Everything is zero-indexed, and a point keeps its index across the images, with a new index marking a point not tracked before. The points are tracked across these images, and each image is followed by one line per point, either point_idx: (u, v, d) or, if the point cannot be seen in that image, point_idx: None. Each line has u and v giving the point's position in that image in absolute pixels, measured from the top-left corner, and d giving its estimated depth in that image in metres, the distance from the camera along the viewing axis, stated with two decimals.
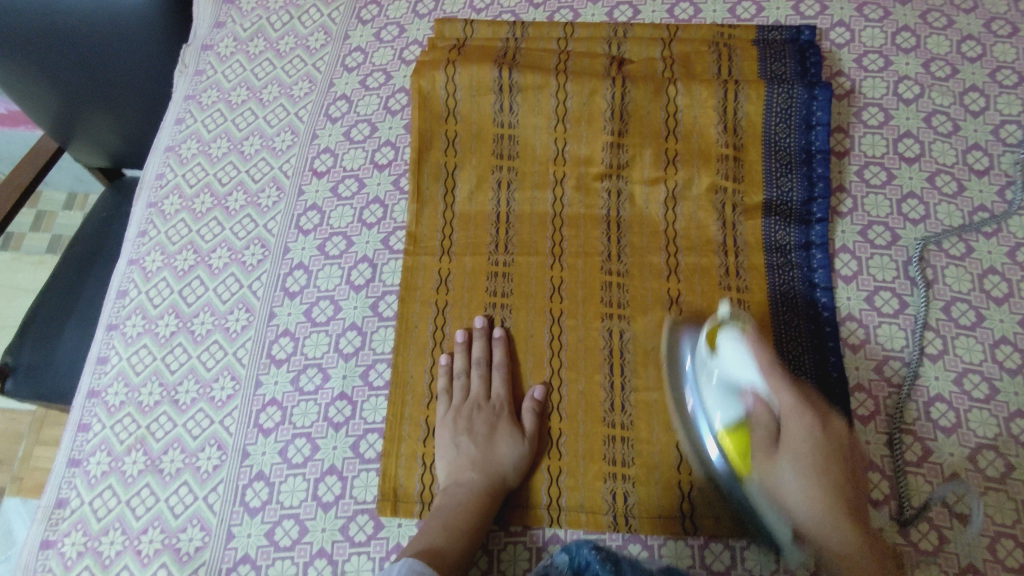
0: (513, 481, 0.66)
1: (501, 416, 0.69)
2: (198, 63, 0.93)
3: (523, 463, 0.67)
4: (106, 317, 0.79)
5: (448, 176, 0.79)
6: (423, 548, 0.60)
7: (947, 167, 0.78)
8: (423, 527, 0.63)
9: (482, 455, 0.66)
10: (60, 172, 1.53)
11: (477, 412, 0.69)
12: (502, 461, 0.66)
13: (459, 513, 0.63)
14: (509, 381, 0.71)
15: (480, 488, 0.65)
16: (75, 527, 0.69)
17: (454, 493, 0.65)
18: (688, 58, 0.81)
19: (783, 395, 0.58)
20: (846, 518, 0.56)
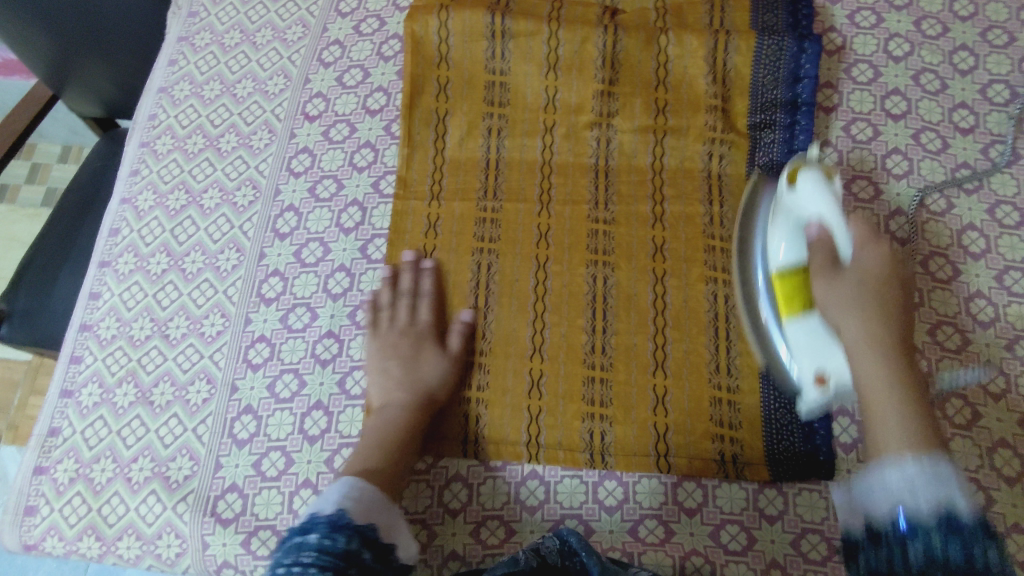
0: (441, 396, 0.69)
1: (425, 339, 0.71)
2: (191, 5, 0.92)
3: (451, 377, 0.69)
4: (98, 254, 0.80)
5: (439, 122, 0.80)
6: (358, 467, 0.61)
7: (932, 125, 0.79)
8: (360, 447, 0.64)
9: (409, 375, 0.68)
10: (54, 123, 1.53)
11: (403, 335, 0.71)
12: (430, 377, 0.69)
13: (392, 430, 0.65)
14: (436, 309, 0.73)
15: (413, 406, 0.67)
16: (68, 454, 0.70)
17: (386, 413, 0.66)
18: (681, 8, 0.81)
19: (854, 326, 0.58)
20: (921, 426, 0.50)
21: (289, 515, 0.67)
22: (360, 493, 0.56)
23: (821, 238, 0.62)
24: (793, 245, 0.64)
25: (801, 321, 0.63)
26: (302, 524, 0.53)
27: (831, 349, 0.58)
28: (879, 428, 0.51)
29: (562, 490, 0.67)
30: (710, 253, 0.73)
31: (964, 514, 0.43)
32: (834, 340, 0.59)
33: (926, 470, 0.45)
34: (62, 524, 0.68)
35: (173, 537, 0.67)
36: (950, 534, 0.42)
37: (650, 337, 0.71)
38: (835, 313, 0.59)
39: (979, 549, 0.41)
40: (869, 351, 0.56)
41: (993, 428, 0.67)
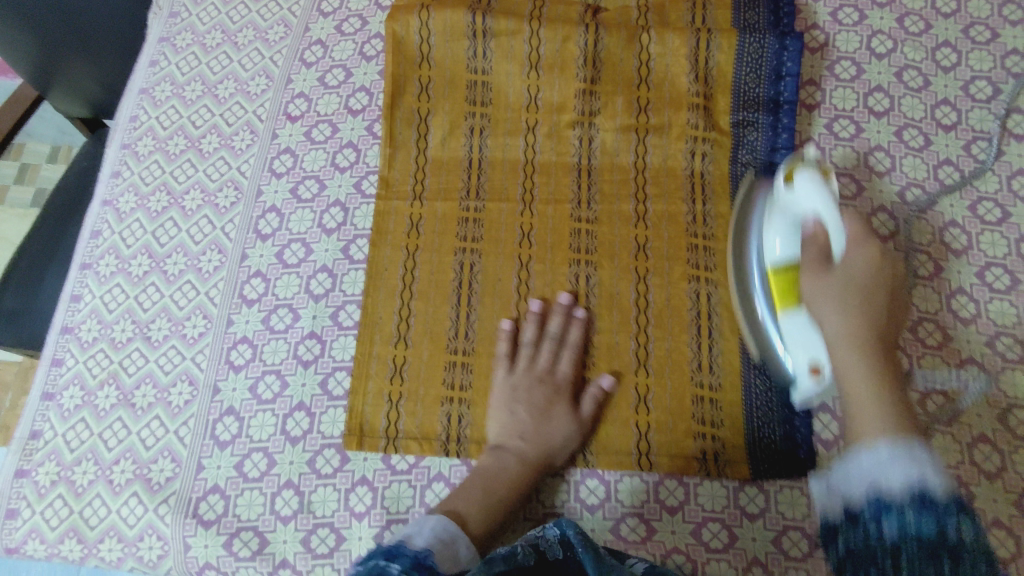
0: (488, 426, 0.69)
1: (548, 388, 0.69)
2: (172, 5, 0.92)
3: (578, 438, 0.67)
4: (80, 256, 0.79)
5: (421, 122, 0.79)
6: (449, 512, 0.62)
7: (915, 122, 0.79)
8: (464, 486, 0.64)
9: (537, 428, 0.67)
10: (42, 124, 1.52)
11: (530, 380, 0.69)
12: (555, 439, 0.67)
13: (506, 485, 0.64)
14: (577, 361, 0.70)
15: (469, 440, 0.67)
16: (49, 457, 0.70)
17: (500, 459, 0.66)
18: (663, 6, 0.81)
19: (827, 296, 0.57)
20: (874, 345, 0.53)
21: (271, 516, 0.67)
22: (447, 547, 0.56)
23: (816, 236, 0.59)
24: (802, 176, 0.60)
25: (787, 237, 0.63)
26: (378, 552, 0.51)
27: (812, 254, 0.59)
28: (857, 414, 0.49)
29: (545, 488, 0.68)
30: (692, 251, 0.73)
31: (937, 492, 0.42)
32: (810, 314, 0.60)
33: (897, 449, 0.44)
34: (44, 527, 0.68)
35: (154, 539, 0.66)
36: (923, 510, 0.41)
37: (632, 336, 0.71)
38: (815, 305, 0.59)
39: (949, 526, 0.40)
40: (831, 316, 0.55)
41: (974, 424, 0.67)
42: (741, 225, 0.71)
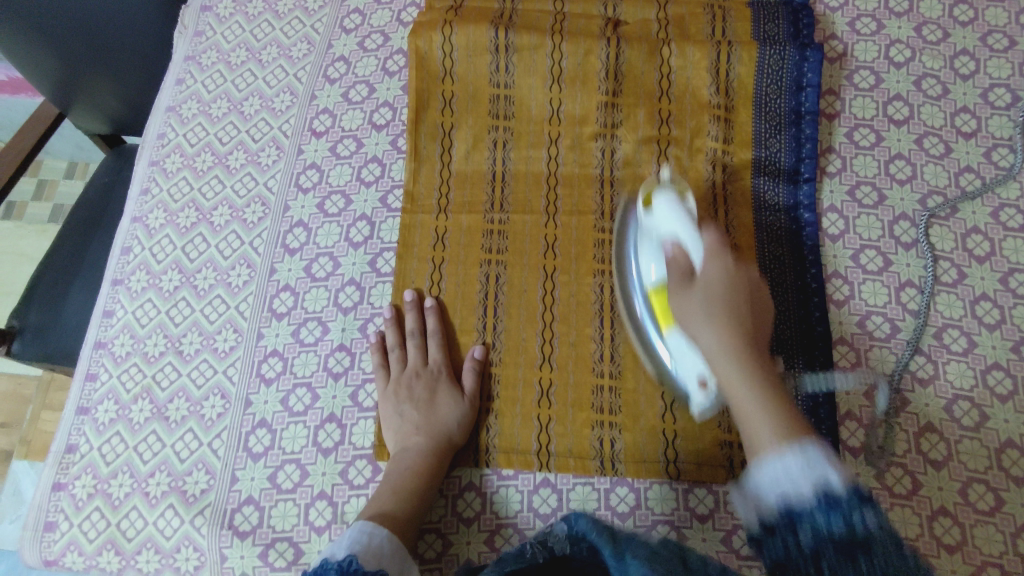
0: (459, 438, 0.69)
1: (440, 379, 0.71)
2: (197, 24, 0.93)
3: (467, 419, 0.69)
4: (111, 272, 0.81)
5: (445, 136, 0.81)
6: (375, 513, 0.62)
7: (934, 129, 0.80)
8: (377, 493, 0.65)
9: (426, 418, 0.69)
10: (61, 141, 1.54)
11: (417, 379, 0.71)
12: (446, 420, 0.69)
13: (407, 477, 0.65)
14: (446, 348, 0.73)
15: (428, 451, 0.67)
16: (85, 470, 0.71)
17: (403, 458, 0.66)
18: (683, 19, 0.82)
19: (713, 266, 0.59)
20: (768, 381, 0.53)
21: (305, 527, 0.67)
22: (371, 538, 0.58)
23: (675, 256, 0.63)
24: (660, 199, 0.66)
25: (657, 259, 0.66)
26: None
27: (674, 276, 0.62)
28: (749, 428, 0.51)
29: (575, 497, 0.68)
30: None
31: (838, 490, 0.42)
32: (675, 263, 0.63)
33: (802, 461, 0.45)
34: (82, 539, 0.69)
35: (190, 550, 0.67)
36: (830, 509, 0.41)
37: None
38: (681, 253, 0.63)
39: (858, 517, 0.41)
40: (716, 269, 0.59)
41: (1002, 429, 0.67)
42: (620, 261, 0.73)
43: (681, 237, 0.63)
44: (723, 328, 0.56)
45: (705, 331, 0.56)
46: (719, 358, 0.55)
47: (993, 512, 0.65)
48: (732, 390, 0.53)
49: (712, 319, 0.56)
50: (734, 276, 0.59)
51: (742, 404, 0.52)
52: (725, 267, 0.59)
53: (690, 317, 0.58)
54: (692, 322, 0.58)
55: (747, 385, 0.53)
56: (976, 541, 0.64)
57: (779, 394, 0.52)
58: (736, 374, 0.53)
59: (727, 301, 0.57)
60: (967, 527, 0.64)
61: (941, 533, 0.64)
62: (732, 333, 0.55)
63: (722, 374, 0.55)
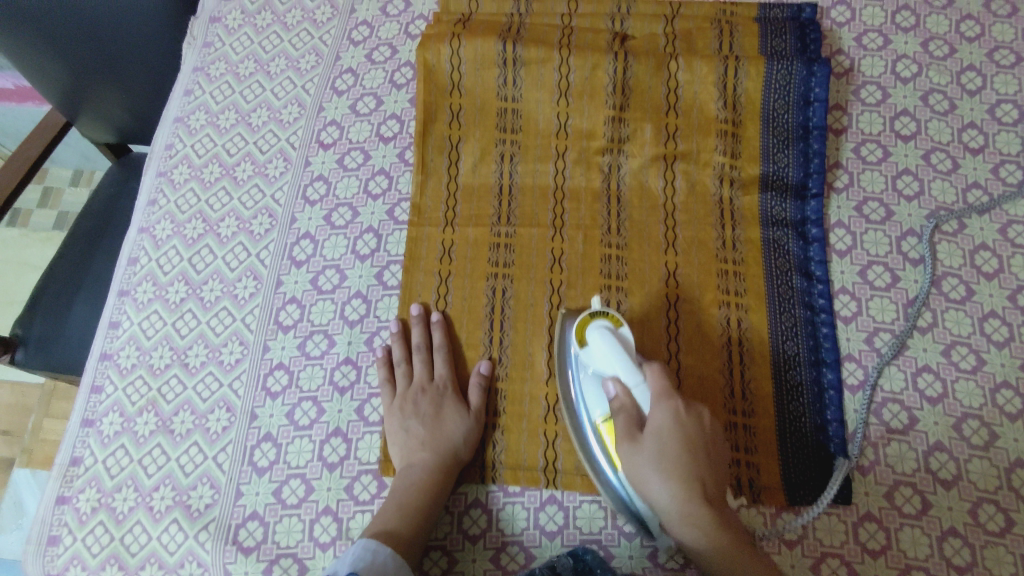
0: (465, 454, 0.68)
1: (446, 394, 0.71)
2: (205, 35, 0.93)
3: (473, 435, 0.69)
4: (118, 283, 0.81)
5: (452, 149, 0.80)
6: (379, 530, 0.62)
7: (942, 145, 0.80)
8: (383, 509, 0.64)
9: (431, 434, 0.68)
10: (66, 149, 1.54)
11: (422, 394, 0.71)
12: (452, 435, 0.68)
13: (413, 492, 0.65)
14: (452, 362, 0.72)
15: (433, 468, 0.66)
16: (90, 484, 0.71)
17: (408, 474, 0.66)
18: (690, 33, 0.82)
19: (659, 412, 0.58)
20: (703, 510, 0.55)
21: (310, 543, 0.67)
22: (372, 558, 0.58)
23: (621, 400, 0.61)
24: (595, 332, 0.65)
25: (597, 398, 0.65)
26: None
27: (623, 423, 0.60)
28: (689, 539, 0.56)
29: (581, 515, 0.68)
30: (724, 277, 0.74)
31: None
32: (622, 406, 0.61)
33: None
34: (85, 554, 0.68)
35: (195, 566, 0.67)
36: None
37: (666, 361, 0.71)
38: (625, 395, 0.61)
39: None
40: (662, 412, 0.58)
41: (1011, 448, 0.67)
42: (563, 340, 0.70)
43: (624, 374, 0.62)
44: (670, 482, 0.56)
45: (657, 487, 0.56)
46: (675, 509, 0.55)
47: (1003, 532, 0.64)
48: (671, 524, 0.56)
49: (664, 471, 0.56)
50: (677, 427, 0.57)
51: (677, 532, 0.56)
52: (672, 413, 0.58)
53: (642, 465, 0.57)
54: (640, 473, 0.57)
55: (692, 535, 0.55)
56: (986, 561, 0.63)
57: (720, 524, 0.55)
58: (677, 521, 0.56)
59: (674, 456, 0.56)
60: (976, 548, 0.64)
61: (950, 553, 0.64)
62: (686, 487, 0.55)
63: (680, 535, 0.56)
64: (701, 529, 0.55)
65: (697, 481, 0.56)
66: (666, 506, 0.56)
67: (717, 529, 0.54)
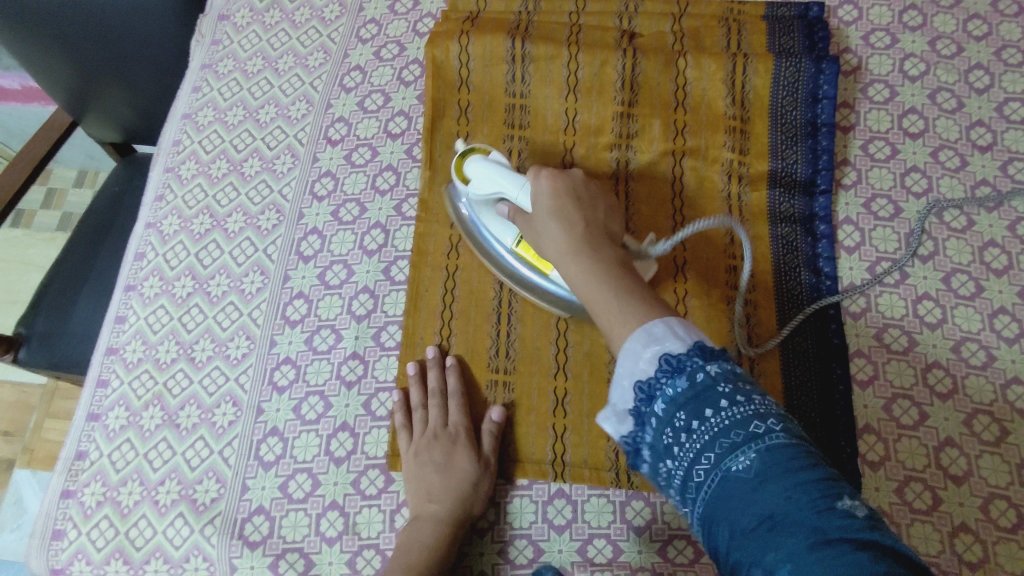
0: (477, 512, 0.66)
1: (458, 441, 0.68)
2: (214, 33, 0.94)
3: (483, 486, 0.67)
4: (124, 278, 0.80)
5: (460, 145, 0.80)
6: None
7: (950, 143, 0.80)
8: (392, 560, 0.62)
9: (445, 482, 0.66)
10: (71, 150, 1.55)
11: (431, 442, 0.68)
12: (463, 481, 0.66)
13: (422, 556, 0.61)
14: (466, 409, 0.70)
15: (442, 524, 0.63)
16: (95, 478, 0.71)
17: (415, 530, 0.63)
18: (698, 31, 0.82)
19: (539, 196, 0.64)
20: (631, 297, 0.54)
21: (316, 538, 0.67)
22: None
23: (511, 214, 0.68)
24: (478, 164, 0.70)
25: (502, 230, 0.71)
26: None
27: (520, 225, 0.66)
28: (607, 322, 0.54)
29: (590, 509, 0.67)
30: (732, 272, 0.74)
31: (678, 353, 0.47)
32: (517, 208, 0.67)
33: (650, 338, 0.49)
34: (90, 548, 0.68)
35: (200, 560, 0.66)
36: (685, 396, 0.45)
37: None
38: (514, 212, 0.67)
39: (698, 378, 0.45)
40: (542, 191, 0.64)
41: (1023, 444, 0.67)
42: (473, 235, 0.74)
43: (507, 189, 0.68)
44: (563, 225, 0.61)
45: (550, 235, 0.61)
46: (570, 265, 0.59)
47: (1016, 529, 0.64)
48: (596, 312, 0.55)
49: (555, 212, 0.62)
50: (562, 179, 0.64)
51: (600, 312, 0.55)
52: (545, 186, 0.63)
53: (540, 219, 0.63)
54: (538, 224, 0.63)
55: (616, 301, 0.54)
56: (998, 558, 0.63)
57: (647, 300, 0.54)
58: (605, 301, 0.55)
59: (567, 201, 0.63)
60: (989, 545, 0.63)
61: (962, 550, 0.63)
62: (583, 259, 0.58)
63: (603, 315, 0.55)
64: (600, 276, 0.56)
65: (591, 247, 0.59)
66: (560, 260, 0.60)
67: (626, 298, 0.54)
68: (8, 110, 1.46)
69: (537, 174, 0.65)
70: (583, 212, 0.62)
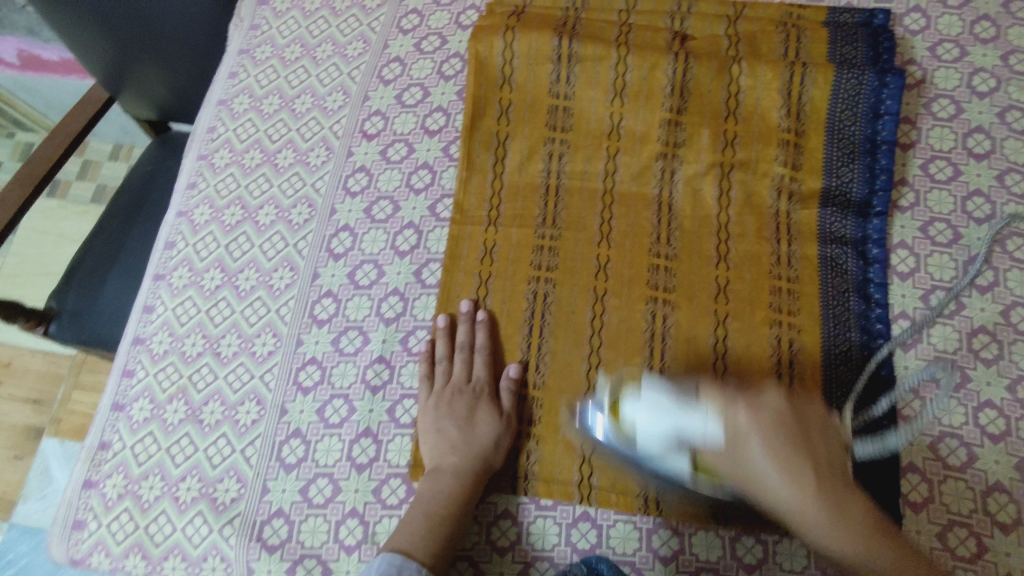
0: (497, 461, 0.66)
1: (481, 398, 0.69)
2: (253, 18, 0.92)
3: (504, 440, 0.67)
4: (153, 267, 0.80)
5: (499, 145, 0.78)
6: (403, 540, 0.61)
7: (1018, 166, 0.75)
8: (406, 519, 0.63)
9: (463, 437, 0.66)
10: (108, 123, 1.55)
11: (460, 393, 0.69)
12: (483, 440, 0.66)
13: (441, 501, 0.63)
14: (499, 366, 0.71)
15: (463, 473, 0.64)
16: (117, 469, 0.70)
17: (437, 479, 0.64)
18: (754, 36, 0.79)
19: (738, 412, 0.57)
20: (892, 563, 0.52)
21: (335, 545, 0.65)
22: (398, 573, 0.58)
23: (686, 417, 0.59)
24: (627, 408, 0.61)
25: None
26: None
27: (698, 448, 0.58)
28: None
29: (615, 535, 0.65)
30: (776, 294, 0.71)
31: None
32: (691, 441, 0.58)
33: None
34: (109, 540, 0.68)
35: (217, 560, 0.66)
36: None
37: (711, 380, 0.68)
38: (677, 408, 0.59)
39: None
40: (772, 401, 0.57)
41: None
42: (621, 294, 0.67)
43: (684, 427, 0.58)
44: (777, 450, 0.55)
45: (752, 450, 0.55)
46: (799, 498, 0.53)
47: None
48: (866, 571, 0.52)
49: (775, 445, 0.55)
50: (767, 420, 0.56)
51: None
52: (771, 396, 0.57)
53: (752, 437, 0.55)
54: (743, 440, 0.55)
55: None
56: None
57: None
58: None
59: (791, 438, 0.55)
60: None
61: None
62: (798, 475, 0.54)
63: None
64: (846, 510, 0.53)
65: (806, 471, 0.54)
66: (795, 500, 0.53)
67: None
68: (47, 82, 1.46)
69: (722, 401, 0.58)
70: (813, 452, 0.55)
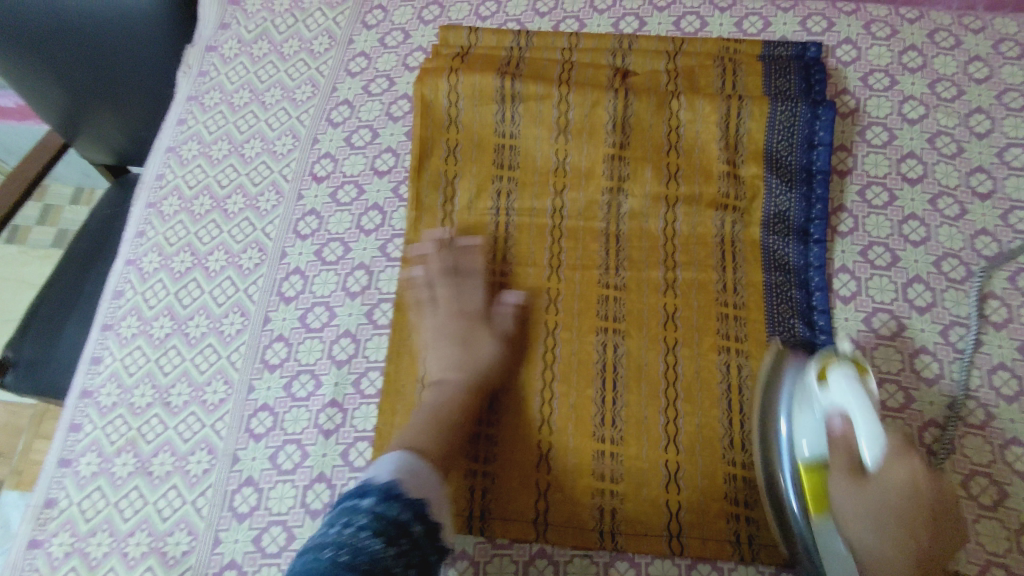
0: (495, 378, 0.71)
1: (477, 324, 0.73)
2: (201, 64, 0.93)
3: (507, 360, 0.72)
4: (101, 317, 0.79)
5: (448, 185, 0.78)
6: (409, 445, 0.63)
7: (949, 189, 0.78)
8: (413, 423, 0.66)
9: (468, 356, 0.71)
10: (67, 167, 1.54)
11: (452, 317, 0.74)
12: (484, 360, 0.71)
13: (447, 405, 0.67)
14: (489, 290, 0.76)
15: (469, 387, 0.69)
16: (63, 527, 0.69)
17: (444, 390, 0.69)
18: (693, 71, 0.81)
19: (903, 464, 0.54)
20: None
21: None
22: (414, 473, 0.59)
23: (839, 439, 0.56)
24: (836, 374, 0.57)
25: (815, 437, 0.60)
26: (352, 493, 0.57)
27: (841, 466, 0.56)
28: None
29: (571, 570, 0.66)
30: (723, 320, 0.72)
31: None
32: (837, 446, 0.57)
33: None
34: None
35: None
36: None
37: (661, 409, 0.69)
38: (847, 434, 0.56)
39: None
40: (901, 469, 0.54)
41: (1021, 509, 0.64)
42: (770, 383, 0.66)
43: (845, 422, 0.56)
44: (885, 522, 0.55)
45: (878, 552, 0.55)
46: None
47: None
48: None
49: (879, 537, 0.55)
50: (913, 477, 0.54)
51: None
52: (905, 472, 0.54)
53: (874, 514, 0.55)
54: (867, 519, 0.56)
55: None
56: None
57: None
58: None
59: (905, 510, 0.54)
60: None
61: None
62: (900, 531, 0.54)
63: None
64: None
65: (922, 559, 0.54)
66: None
67: None
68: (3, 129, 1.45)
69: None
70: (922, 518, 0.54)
